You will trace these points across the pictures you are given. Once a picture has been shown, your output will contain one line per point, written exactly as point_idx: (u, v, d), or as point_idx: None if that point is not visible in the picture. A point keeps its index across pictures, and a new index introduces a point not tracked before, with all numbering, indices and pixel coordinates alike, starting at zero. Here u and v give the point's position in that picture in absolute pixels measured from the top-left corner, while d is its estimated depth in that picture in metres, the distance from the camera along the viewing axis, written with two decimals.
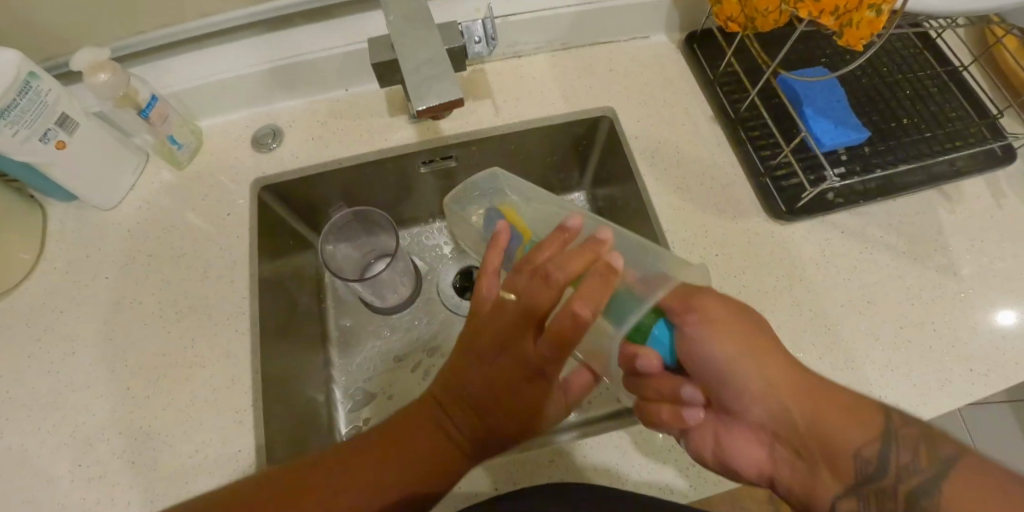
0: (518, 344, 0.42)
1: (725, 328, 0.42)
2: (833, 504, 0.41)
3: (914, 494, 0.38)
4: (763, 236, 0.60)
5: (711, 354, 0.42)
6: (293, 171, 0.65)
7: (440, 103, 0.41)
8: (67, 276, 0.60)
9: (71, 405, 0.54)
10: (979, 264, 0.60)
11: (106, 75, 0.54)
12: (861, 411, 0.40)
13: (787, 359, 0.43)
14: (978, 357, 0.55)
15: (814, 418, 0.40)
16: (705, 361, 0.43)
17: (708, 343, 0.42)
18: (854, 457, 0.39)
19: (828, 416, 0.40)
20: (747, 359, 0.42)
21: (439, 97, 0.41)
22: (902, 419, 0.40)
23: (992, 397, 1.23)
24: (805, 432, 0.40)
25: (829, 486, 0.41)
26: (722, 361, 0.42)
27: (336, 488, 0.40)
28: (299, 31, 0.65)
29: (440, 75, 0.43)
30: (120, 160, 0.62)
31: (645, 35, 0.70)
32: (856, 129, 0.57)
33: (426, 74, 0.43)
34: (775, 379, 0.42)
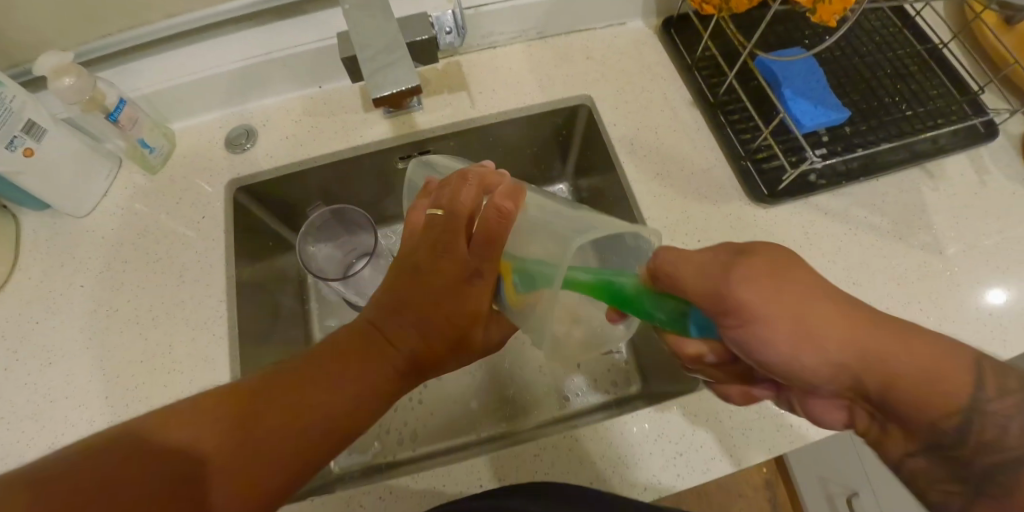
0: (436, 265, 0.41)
1: (795, 310, 0.35)
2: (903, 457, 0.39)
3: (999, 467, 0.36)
4: (745, 220, 0.59)
5: (770, 345, 0.35)
6: (268, 170, 0.64)
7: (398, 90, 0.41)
8: (42, 285, 0.59)
9: (48, 417, 0.53)
10: (964, 241, 0.59)
11: (71, 80, 0.52)
12: (929, 368, 0.34)
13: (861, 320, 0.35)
14: (965, 335, 0.55)
15: (894, 394, 0.35)
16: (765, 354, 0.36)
17: (763, 333, 0.35)
18: (939, 431, 0.36)
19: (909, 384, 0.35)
20: (840, 343, 0.35)
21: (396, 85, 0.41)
22: (999, 386, 0.34)
23: None
24: (881, 401, 0.36)
25: (899, 445, 0.39)
26: (781, 343, 0.35)
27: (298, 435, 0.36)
28: (269, 28, 0.63)
29: (399, 63, 0.42)
30: (92, 165, 0.61)
31: (621, 22, 0.69)
32: (837, 109, 0.56)
33: (381, 63, 0.42)
34: (840, 353, 0.35)
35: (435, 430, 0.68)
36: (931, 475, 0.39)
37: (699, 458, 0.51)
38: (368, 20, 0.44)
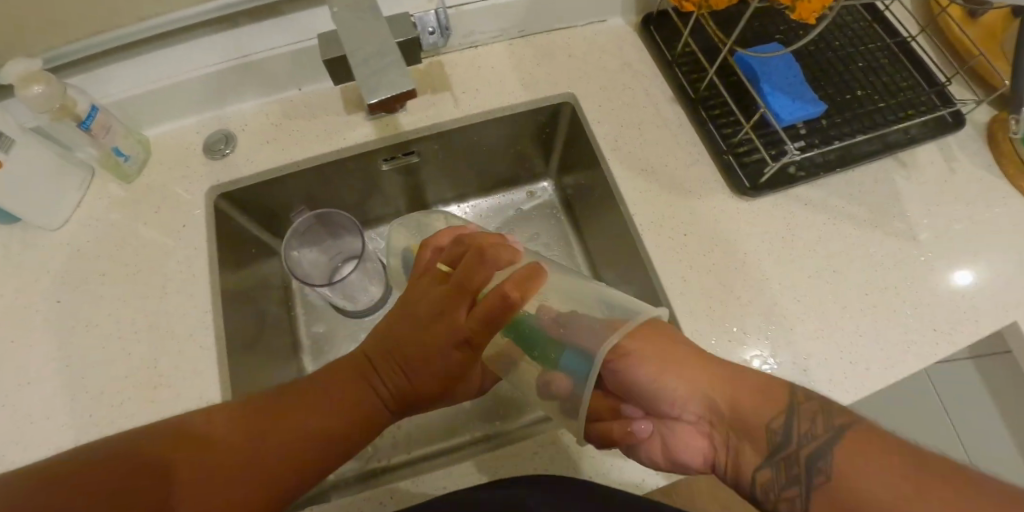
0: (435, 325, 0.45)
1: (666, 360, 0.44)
2: (754, 476, 0.41)
3: (813, 455, 0.38)
4: (729, 213, 0.60)
5: (642, 369, 0.44)
6: (248, 176, 0.62)
7: (391, 94, 0.40)
8: (15, 302, 0.57)
9: (29, 438, 0.51)
10: (937, 227, 0.62)
11: (41, 88, 0.51)
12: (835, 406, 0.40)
13: (700, 360, 0.44)
14: (939, 317, 0.57)
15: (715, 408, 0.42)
16: (637, 378, 0.45)
17: (636, 365, 0.44)
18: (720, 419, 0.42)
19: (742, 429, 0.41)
20: (691, 387, 0.43)
21: (390, 91, 0.40)
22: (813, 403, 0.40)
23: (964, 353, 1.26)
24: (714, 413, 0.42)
25: (750, 458, 0.41)
26: (653, 377, 0.44)
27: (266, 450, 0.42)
28: (243, 31, 0.62)
29: (394, 68, 0.41)
30: (63, 176, 0.59)
31: (602, 19, 0.70)
32: (813, 103, 0.58)
33: (374, 68, 0.41)
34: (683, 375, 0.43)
35: (432, 433, 0.69)
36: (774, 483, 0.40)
37: None
38: (360, 27, 0.43)
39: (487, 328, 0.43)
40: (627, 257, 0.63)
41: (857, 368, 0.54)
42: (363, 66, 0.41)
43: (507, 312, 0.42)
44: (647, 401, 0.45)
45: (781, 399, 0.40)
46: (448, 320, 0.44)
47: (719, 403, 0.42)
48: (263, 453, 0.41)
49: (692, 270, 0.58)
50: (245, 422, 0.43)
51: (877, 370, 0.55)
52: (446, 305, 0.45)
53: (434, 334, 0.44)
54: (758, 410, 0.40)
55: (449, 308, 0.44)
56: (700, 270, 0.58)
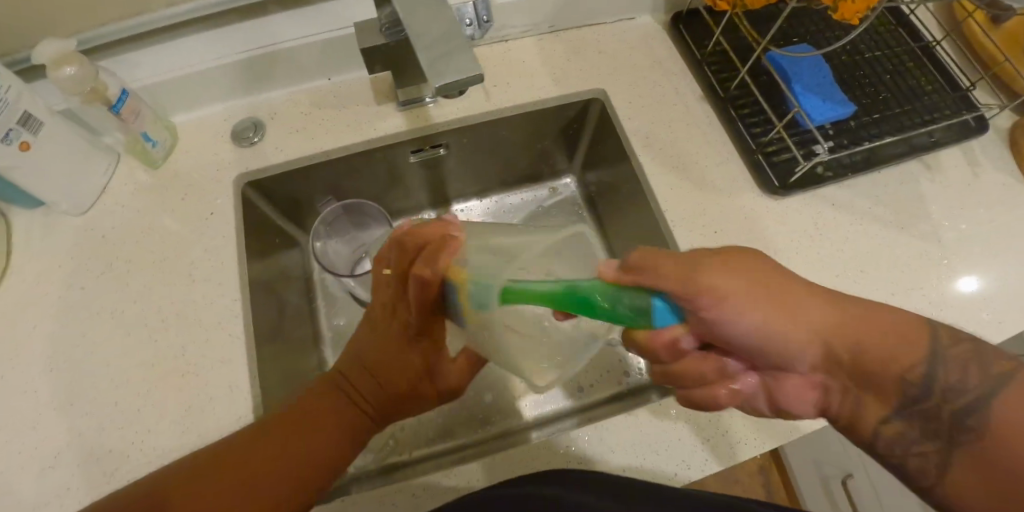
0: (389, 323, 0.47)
1: (753, 287, 0.36)
2: (877, 430, 0.39)
3: (963, 412, 0.37)
4: (758, 211, 0.61)
5: (739, 323, 0.36)
6: (277, 165, 0.62)
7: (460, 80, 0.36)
8: (38, 287, 0.56)
9: (53, 425, 0.51)
10: (960, 229, 0.62)
11: (73, 69, 0.50)
12: (909, 337, 0.37)
13: (808, 287, 0.38)
14: (965, 318, 0.58)
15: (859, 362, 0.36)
16: (733, 333, 0.36)
17: (735, 312, 0.36)
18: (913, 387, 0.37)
19: (887, 366, 0.37)
20: (802, 325, 0.36)
21: (457, 74, 0.36)
22: (950, 337, 0.38)
23: None
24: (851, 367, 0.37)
25: (876, 412, 0.38)
26: (754, 332, 0.36)
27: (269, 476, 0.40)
28: (276, 18, 0.62)
29: (461, 51, 0.37)
30: (90, 161, 0.58)
31: (631, 17, 0.70)
32: (844, 103, 0.59)
33: (437, 52, 0.37)
34: (767, 311, 0.36)
35: (453, 426, 0.68)
36: (904, 441, 0.38)
37: (725, 442, 0.53)
38: (422, 8, 0.39)
39: (430, 313, 0.44)
40: (655, 254, 0.63)
41: None
42: (426, 49, 0.37)
43: (438, 291, 0.42)
44: (744, 352, 0.38)
45: (920, 339, 0.37)
46: (397, 319, 0.46)
47: (862, 372, 0.37)
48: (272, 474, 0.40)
49: None
50: (233, 453, 0.41)
51: None
52: (394, 302, 0.47)
53: (390, 334, 0.47)
54: (897, 352, 0.37)
55: (395, 306, 0.47)
56: None
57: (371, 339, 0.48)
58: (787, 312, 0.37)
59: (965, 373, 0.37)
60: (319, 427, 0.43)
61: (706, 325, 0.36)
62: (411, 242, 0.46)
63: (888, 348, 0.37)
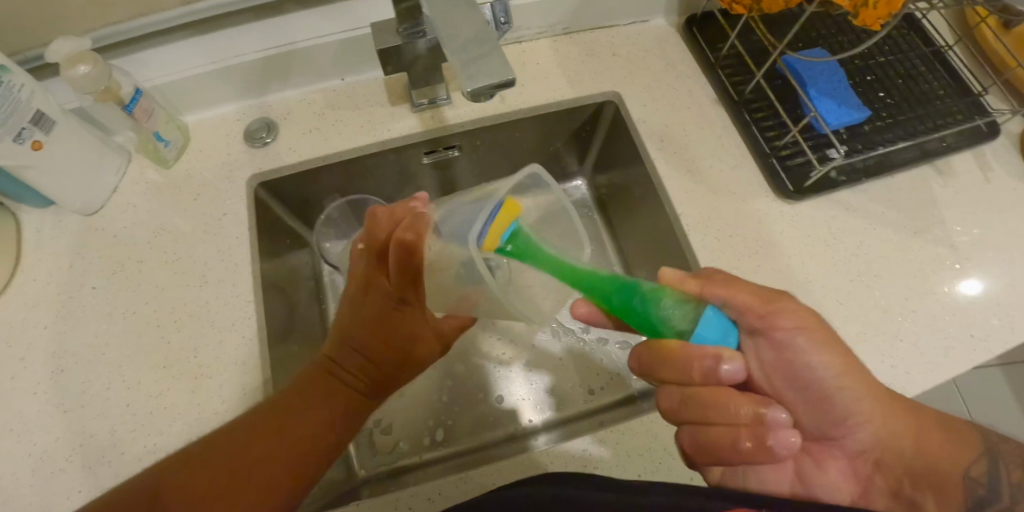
0: (369, 296, 0.46)
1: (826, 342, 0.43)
2: (870, 509, 0.46)
3: (912, 479, 0.44)
4: (773, 215, 0.61)
5: (815, 356, 0.43)
6: (291, 166, 0.61)
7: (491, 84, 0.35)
8: (48, 287, 0.56)
9: (65, 427, 0.50)
10: (973, 234, 0.63)
11: (87, 68, 0.49)
12: (923, 438, 0.44)
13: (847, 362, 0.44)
14: (977, 324, 0.58)
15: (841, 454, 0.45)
16: (807, 365, 0.43)
17: (808, 349, 0.43)
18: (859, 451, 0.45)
19: (925, 464, 0.44)
20: (887, 415, 0.44)
21: (491, 79, 0.35)
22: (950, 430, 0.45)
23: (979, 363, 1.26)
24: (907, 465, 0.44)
25: (876, 504, 0.45)
26: (829, 372, 0.43)
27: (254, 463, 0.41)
28: (290, 18, 0.61)
29: (495, 54, 0.36)
30: (101, 160, 0.58)
31: (645, 19, 0.70)
32: (859, 108, 0.59)
33: (472, 56, 0.36)
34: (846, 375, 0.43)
35: (464, 429, 0.68)
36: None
37: None
38: (448, 9, 0.39)
39: (409, 276, 0.44)
40: (668, 258, 0.63)
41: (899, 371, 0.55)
42: (460, 53, 0.36)
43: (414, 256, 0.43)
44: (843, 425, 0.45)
45: (973, 442, 0.45)
46: (375, 290, 0.46)
47: (885, 463, 0.45)
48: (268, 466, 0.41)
49: (738, 271, 0.58)
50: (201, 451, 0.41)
51: (919, 374, 0.55)
52: (374, 276, 0.47)
53: (372, 307, 0.46)
54: (908, 450, 0.44)
55: (375, 279, 0.46)
56: (745, 272, 0.58)
57: (354, 313, 0.47)
58: (844, 380, 0.43)
59: (1011, 472, 0.44)
60: (303, 407, 0.44)
61: (782, 364, 0.45)
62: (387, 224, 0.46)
63: (912, 428, 0.44)
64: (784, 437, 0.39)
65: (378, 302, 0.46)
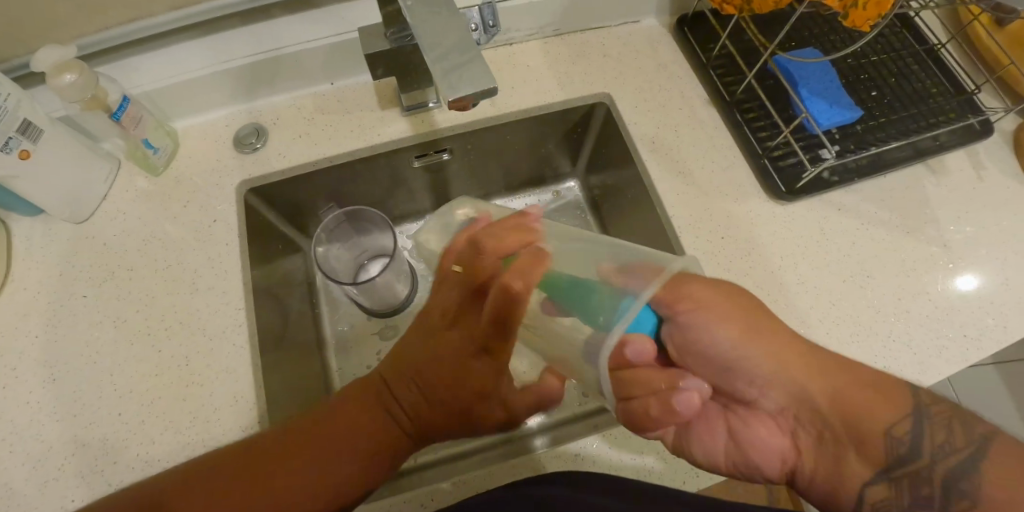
0: (451, 330, 0.43)
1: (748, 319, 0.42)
2: (862, 493, 0.40)
3: (954, 475, 0.39)
4: (765, 216, 0.61)
5: (714, 341, 0.41)
6: (281, 171, 0.61)
7: (473, 91, 0.35)
8: (39, 296, 0.56)
9: (57, 437, 0.50)
10: (965, 233, 0.62)
11: (73, 77, 0.49)
12: (850, 385, 0.40)
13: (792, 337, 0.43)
14: (970, 323, 0.58)
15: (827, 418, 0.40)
16: (713, 347, 0.42)
17: (708, 325, 0.41)
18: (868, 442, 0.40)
19: (841, 407, 0.40)
20: (793, 375, 0.41)
21: (473, 86, 0.35)
22: (931, 398, 0.41)
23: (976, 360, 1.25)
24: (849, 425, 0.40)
25: (859, 476, 0.40)
26: (727, 347, 0.42)
27: (284, 478, 0.40)
28: (278, 23, 0.61)
29: (476, 61, 0.36)
30: (90, 168, 0.58)
31: (636, 20, 0.70)
32: (850, 108, 0.59)
33: (454, 63, 0.36)
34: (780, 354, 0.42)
35: (459, 432, 0.68)
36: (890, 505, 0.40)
37: None
38: (432, 15, 0.38)
39: (503, 326, 0.40)
40: None
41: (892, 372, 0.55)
42: (441, 59, 0.36)
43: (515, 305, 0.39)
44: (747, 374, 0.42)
45: (904, 403, 0.40)
46: (463, 324, 0.43)
47: (813, 392, 0.40)
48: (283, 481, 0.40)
49: (729, 272, 0.58)
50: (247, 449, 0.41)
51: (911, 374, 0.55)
52: (463, 307, 0.43)
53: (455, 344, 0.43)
54: (854, 399, 0.40)
55: (464, 311, 0.43)
56: (737, 274, 0.58)
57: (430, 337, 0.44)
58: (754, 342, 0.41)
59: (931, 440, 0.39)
60: (343, 429, 0.42)
61: (687, 346, 0.43)
62: (492, 244, 0.44)
63: (837, 390, 0.40)
64: (688, 391, 0.38)
65: (458, 337, 0.43)
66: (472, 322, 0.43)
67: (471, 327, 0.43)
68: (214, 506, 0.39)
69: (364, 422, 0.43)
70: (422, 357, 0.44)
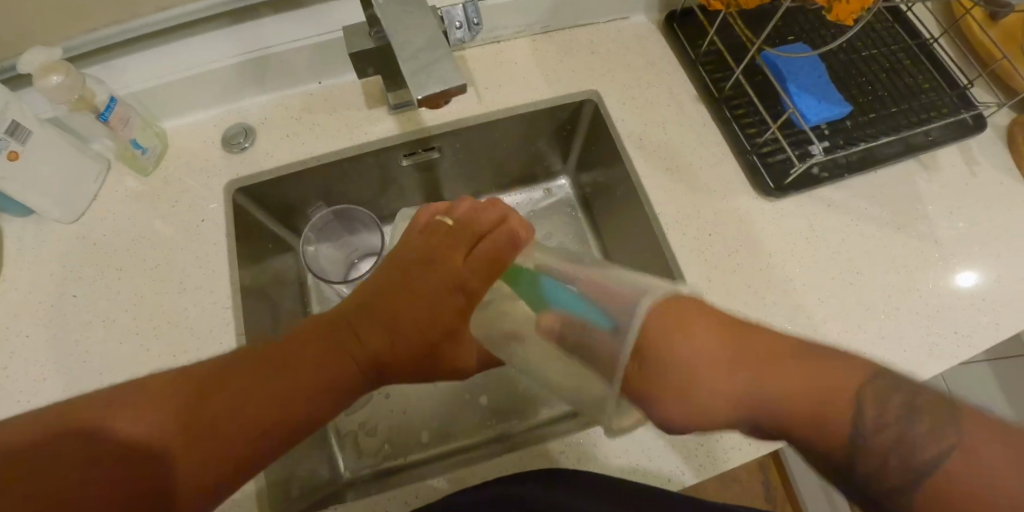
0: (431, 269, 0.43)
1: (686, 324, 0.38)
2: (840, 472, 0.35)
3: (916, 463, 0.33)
4: (753, 213, 0.60)
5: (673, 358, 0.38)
6: (269, 170, 0.61)
7: (441, 91, 0.37)
8: (31, 296, 0.56)
9: None
10: (957, 229, 0.62)
11: (59, 77, 0.49)
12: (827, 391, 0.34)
13: (732, 331, 0.38)
14: (962, 320, 0.57)
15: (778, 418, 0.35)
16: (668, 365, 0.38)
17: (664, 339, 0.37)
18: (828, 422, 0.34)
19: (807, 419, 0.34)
20: (742, 377, 0.36)
21: (442, 85, 0.37)
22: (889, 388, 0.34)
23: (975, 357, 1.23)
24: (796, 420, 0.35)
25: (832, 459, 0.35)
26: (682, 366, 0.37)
27: (240, 403, 0.36)
28: (265, 23, 0.61)
29: (443, 61, 0.38)
30: (79, 168, 0.58)
31: (624, 16, 0.69)
32: (840, 103, 0.58)
33: (424, 61, 0.38)
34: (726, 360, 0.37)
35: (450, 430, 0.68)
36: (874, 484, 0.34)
37: (720, 448, 0.53)
38: (405, 21, 0.40)
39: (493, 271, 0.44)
40: (649, 257, 0.63)
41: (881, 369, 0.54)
42: (412, 58, 0.39)
43: (503, 251, 0.45)
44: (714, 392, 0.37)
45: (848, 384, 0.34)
46: (451, 268, 0.44)
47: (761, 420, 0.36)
48: (243, 399, 0.36)
49: (717, 270, 0.57)
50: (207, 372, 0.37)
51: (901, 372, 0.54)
52: (451, 255, 0.45)
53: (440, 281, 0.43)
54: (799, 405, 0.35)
55: (453, 262, 0.44)
56: (725, 271, 0.57)
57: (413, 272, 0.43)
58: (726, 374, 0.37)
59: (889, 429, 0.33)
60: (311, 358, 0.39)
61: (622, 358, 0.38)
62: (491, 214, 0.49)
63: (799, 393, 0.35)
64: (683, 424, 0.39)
65: (444, 277, 0.43)
66: (460, 268, 0.44)
67: (457, 271, 0.44)
68: (158, 428, 0.34)
69: (319, 356, 0.39)
70: (398, 285, 0.42)
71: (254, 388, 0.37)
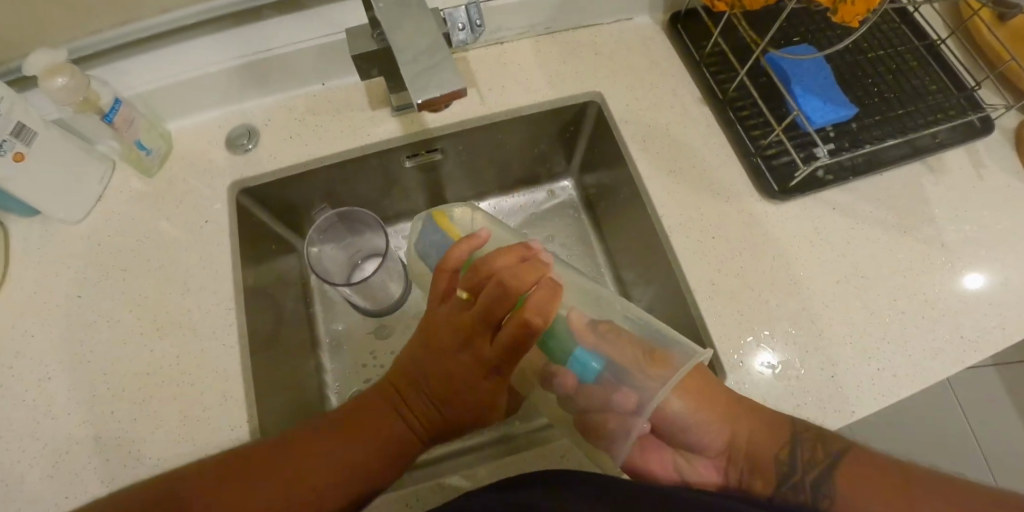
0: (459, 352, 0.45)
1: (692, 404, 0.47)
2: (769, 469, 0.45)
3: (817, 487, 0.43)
4: (757, 216, 0.60)
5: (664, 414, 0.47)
6: (272, 172, 0.62)
7: (442, 95, 0.37)
8: (36, 295, 0.57)
9: (50, 434, 0.51)
10: (963, 232, 0.61)
11: (64, 79, 0.50)
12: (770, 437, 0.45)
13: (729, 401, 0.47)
14: (967, 325, 0.57)
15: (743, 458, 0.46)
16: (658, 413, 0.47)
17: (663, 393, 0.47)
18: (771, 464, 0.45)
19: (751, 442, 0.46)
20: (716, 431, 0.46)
21: (439, 90, 0.37)
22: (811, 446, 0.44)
23: (982, 363, 1.22)
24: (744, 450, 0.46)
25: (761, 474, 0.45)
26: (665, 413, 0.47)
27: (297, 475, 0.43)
28: (269, 24, 0.61)
29: (444, 64, 0.38)
30: (85, 170, 0.58)
31: (628, 17, 0.69)
32: (845, 105, 0.57)
33: (424, 64, 0.39)
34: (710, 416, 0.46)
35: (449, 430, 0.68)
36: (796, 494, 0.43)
37: None
38: (404, 24, 0.41)
39: (515, 352, 0.42)
40: (652, 260, 0.63)
41: (885, 374, 0.54)
42: (411, 61, 0.39)
43: (531, 338, 0.41)
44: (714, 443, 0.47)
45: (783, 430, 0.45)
46: (474, 345, 0.44)
47: (736, 439, 0.46)
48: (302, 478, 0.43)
49: (720, 273, 0.57)
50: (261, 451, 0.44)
51: (905, 376, 0.54)
52: (473, 329, 0.44)
53: (469, 362, 0.45)
54: (753, 438, 0.46)
55: (474, 333, 0.44)
56: (728, 274, 0.57)
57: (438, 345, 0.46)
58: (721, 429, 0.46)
59: (821, 448, 0.44)
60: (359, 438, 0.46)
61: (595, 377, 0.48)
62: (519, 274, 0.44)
63: (759, 439, 0.45)
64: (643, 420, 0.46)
65: (468, 358, 0.45)
66: (482, 344, 0.44)
67: (480, 348, 0.44)
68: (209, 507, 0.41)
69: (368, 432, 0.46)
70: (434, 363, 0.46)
71: (279, 476, 0.43)
